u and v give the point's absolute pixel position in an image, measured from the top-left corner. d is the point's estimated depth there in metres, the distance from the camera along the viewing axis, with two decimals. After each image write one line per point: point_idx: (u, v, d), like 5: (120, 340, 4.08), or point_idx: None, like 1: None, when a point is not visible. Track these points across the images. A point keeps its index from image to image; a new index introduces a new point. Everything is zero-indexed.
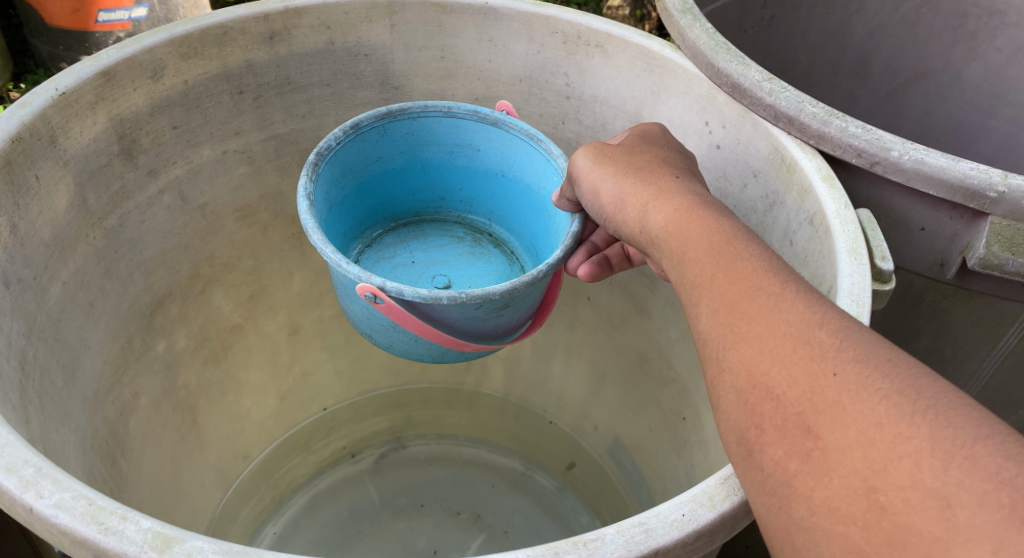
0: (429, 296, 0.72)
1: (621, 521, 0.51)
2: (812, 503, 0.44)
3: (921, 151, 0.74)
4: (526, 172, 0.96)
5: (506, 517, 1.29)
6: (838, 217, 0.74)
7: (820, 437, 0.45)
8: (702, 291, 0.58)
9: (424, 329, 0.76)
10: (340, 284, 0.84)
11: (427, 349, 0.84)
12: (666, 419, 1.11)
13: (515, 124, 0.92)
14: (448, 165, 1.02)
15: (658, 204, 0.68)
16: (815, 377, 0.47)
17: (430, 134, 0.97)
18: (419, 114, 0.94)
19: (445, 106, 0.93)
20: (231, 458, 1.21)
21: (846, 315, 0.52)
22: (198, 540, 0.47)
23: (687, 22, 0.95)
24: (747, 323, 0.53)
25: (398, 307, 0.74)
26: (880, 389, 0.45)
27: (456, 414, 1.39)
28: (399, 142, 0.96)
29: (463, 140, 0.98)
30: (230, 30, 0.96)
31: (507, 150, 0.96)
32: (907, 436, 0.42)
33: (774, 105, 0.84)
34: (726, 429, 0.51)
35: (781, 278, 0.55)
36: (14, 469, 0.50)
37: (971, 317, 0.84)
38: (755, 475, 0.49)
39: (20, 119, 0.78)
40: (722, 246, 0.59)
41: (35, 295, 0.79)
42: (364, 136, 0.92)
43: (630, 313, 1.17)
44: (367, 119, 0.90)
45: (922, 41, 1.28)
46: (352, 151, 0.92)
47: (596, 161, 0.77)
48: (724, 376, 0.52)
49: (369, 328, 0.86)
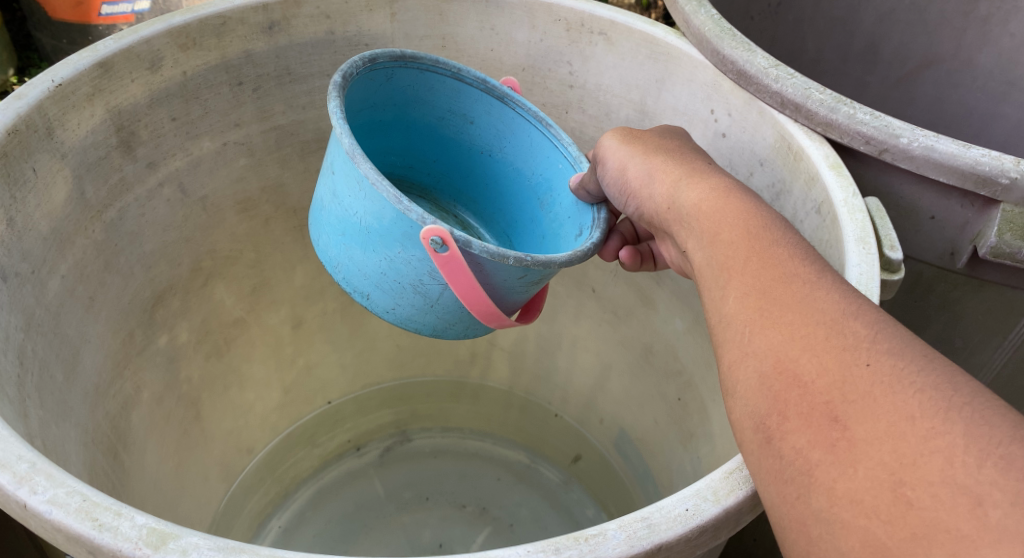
0: (498, 252, 0.71)
1: (623, 516, 0.50)
2: (832, 494, 0.43)
3: (932, 138, 0.72)
4: (520, 156, 0.98)
5: (512, 510, 1.28)
6: (846, 206, 0.72)
7: (848, 427, 0.44)
8: (733, 274, 0.57)
9: (469, 291, 0.74)
10: (354, 230, 0.79)
11: (435, 320, 0.83)
12: (672, 411, 1.10)
13: (523, 104, 0.92)
14: (431, 131, 0.99)
15: (691, 181, 0.68)
16: (847, 366, 0.46)
17: (429, 93, 0.93)
18: (428, 67, 0.89)
19: (456, 67, 0.90)
20: (235, 452, 1.21)
21: (874, 307, 0.51)
22: (193, 536, 0.46)
23: (692, 8, 0.94)
24: (780, 309, 0.52)
25: (458, 260, 0.72)
26: (914, 382, 0.44)
27: (460, 407, 1.38)
28: (397, 93, 0.91)
29: (460, 109, 0.95)
30: (228, 20, 0.95)
31: (504, 129, 0.96)
32: (940, 431, 0.41)
33: (780, 92, 0.83)
34: (743, 416, 0.50)
35: (817, 267, 0.54)
36: (8, 465, 0.49)
37: (981, 307, 0.82)
38: (773, 462, 0.47)
39: (16, 111, 0.77)
40: (758, 230, 0.59)
41: (34, 289, 0.78)
42: (374, 74, 0.85)
43: (636, 305, 1.16)
44: (382, 58, 0.84)
45: (933, 26, 1.26)
46: (357, 87, 0.84)
47: (625, 142, 0.78)
48: (747, 360, 0.51)
49: (372, 287, 0.82)
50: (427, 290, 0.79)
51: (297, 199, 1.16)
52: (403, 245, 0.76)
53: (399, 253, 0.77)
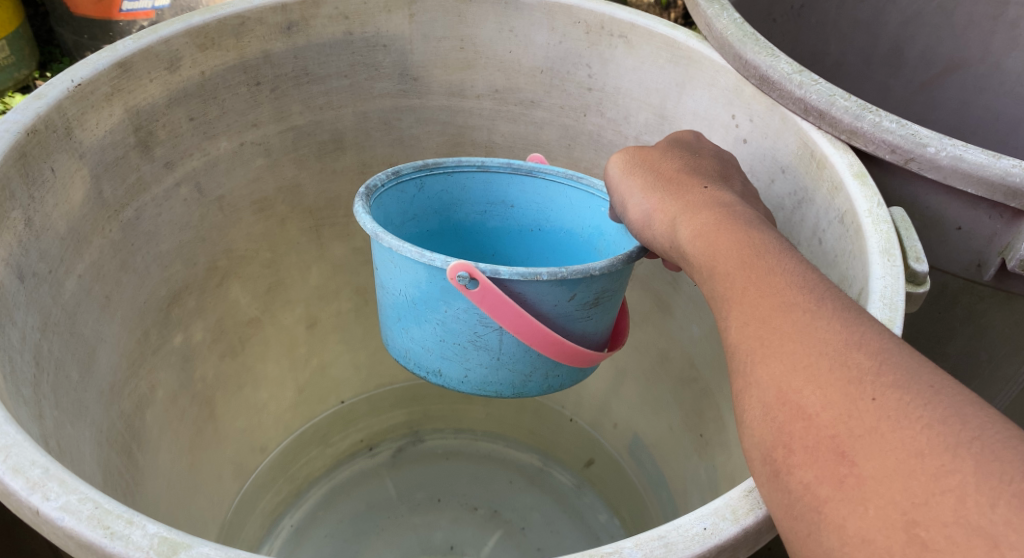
0: (529, 272, 0.69)
1: (639, 534, 0.49)
2: (844, 533, 0.42)
3: (960, 146, 0.70)
4: (566, 218, 0.95)
5: (523, 513, 1.27)
6: (870, 217, 0.71)
7: (856, 463, 0.43)
8: (733, 304, 0.56)
9: (516, 321, 0.72)
10: (406, 309, 0.80)
11: (509, 375, 0.81)
12: (688, 418, 1.08)
13: (550, 168, 0.92)
14: (479, 228, 0.99)
15: (685, 218, 0.66)
16: (852, 400, 0.45)
17: (463, 191, 0.95)
18: (453, 169, 0.92)
19: (479, 160, 0.92)
20: (249, 451, 1.21)
21: (884, 330, 0.49)
22: (204, 546, 0.46)
23: (714, 12, 0.93)
24: (779, 338, 0.50)
25: (493, 291, 0.70)
26: (921, 417, 0.43)
27: (474, 409, 1.37)
28: (433, 201, 0.94)
29: (497, 196, 0.96)
30: (247, 20, 0.96)
31: (542, 201, 0.95)
32: (950, 469, 0.40)
33: (804, 98, 0.81)
34: (750, 447, 0.49)
35: (817, 294, 0.52)
36: (21, 470, 0.49)
37: (1008, 320, 0.81)
38: (782, 496, 0.46)
39: (35, 111, 0.77)
40: (753, 259, 0.57)
41: (50, 289, 0.78)
42: (403, 187, 0.89)
43: (652, 310, 1.17)
44: (407, 168, 0.88)
45: (959, 29, 1.23)
46: (391, 202, 0.88)
47: (627, 170, 0.76)
48: (750, 390, 0.50)
49: (440, 360, 0.82)
50: (486, 342, 0.78)
51: (313, 199, 1.15)
52: (446, 303, 0.75)
53: (446, 312, 0.76)
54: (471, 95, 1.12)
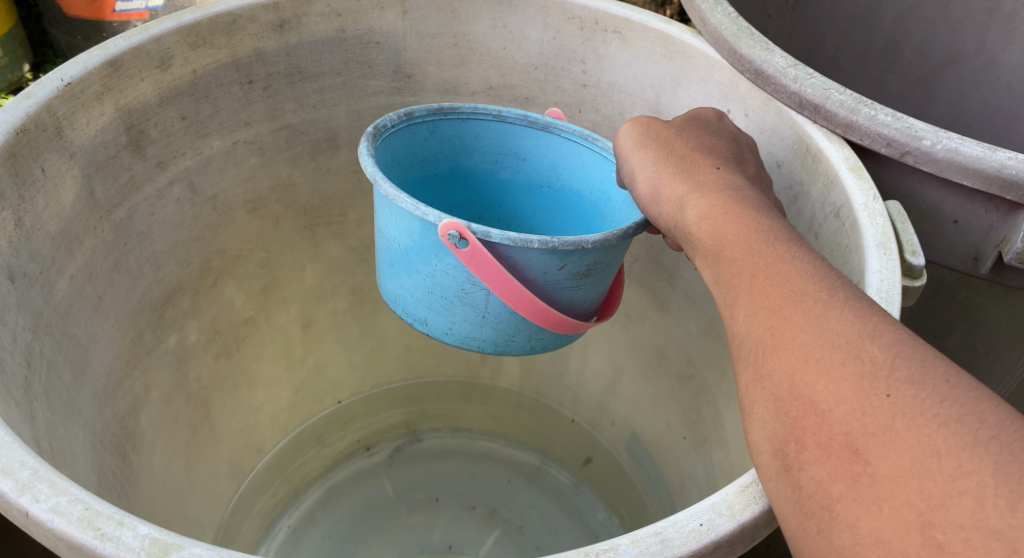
0: (519, 239, 0.68)
1: (636, 530, 0.49)
2: (856, 532, 0.41)
3: (956, 140, 0.70)
4: (577, 177, 0.94)
5: (521, 512, 1.27)
6: (866, 210, 0.70)
7: (870, 462, 0.42)
8: (740, 292, 0.56)
9: (501, 282, 0.72)
10: (399, 256, 0.80)
11: (493, 333, 0.80)
12: (687, 415, 1.08)
13: (566, 127, 0.90)
14: (490, 176, 0.99)
15: (694, 197, 0.66)
16: (865, 397, 0.44)
17: (477, 139, 0.94)
18: (468, 115, 0.91)
19: (495, 109, 0.91)
20: (246, 451, 1.20)
21: (895, 324, 0.49)
22: (196, 547, 0.46)
23: (709, 7, 0.92)
24: (791, 330, 0.50)
25: (482, 251, 0.69)
26: (938, 415, 0.42)
27: (471, 408, 1.38)
28: (445, 145, 0.93)
29: (510, 148, 0.96)
30: (238, 18, 0.95)
31: (556, 157, 0.94)
32: (968, 470, 0.40)
33: (798, 92, 0.81)
34: (759, 440, 0.49)
35: (827, 285, 0.52)
36: (11, 471, 0.48)
37: (1006, 313, 0.81)
38: (791, 493, 0.46)
39: (25, 111, 0.76)
40: (761, 246, 0.57)
41: (41, 290, 0.77)
42: (414, 128, 0.88)
43: (649, 307, 1.16)
44: (420, 110, 0.86)
45: (955, 23, 1.23)
46: (402, 142, 0.87)
47: (640, 142, 0.76)
48: (760, 383, 0.50)
49: (426, 310, 0.81)
50: (472, 299, 0.77)
51: (307, 199, 1.15)
52: (437, 257, 0.75)
53: (436, 266, 0.76)
54: (465, 92, 1.12)
